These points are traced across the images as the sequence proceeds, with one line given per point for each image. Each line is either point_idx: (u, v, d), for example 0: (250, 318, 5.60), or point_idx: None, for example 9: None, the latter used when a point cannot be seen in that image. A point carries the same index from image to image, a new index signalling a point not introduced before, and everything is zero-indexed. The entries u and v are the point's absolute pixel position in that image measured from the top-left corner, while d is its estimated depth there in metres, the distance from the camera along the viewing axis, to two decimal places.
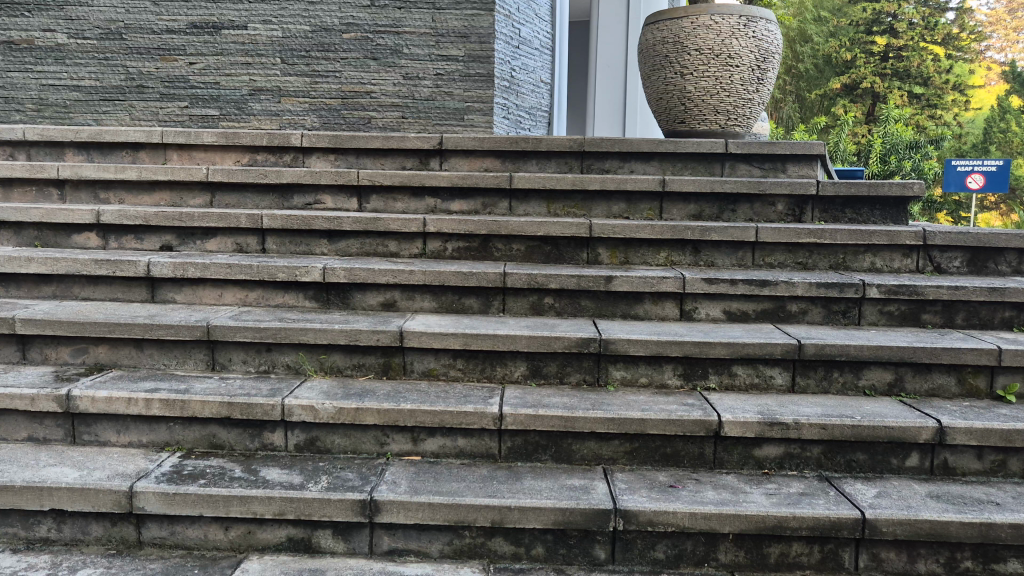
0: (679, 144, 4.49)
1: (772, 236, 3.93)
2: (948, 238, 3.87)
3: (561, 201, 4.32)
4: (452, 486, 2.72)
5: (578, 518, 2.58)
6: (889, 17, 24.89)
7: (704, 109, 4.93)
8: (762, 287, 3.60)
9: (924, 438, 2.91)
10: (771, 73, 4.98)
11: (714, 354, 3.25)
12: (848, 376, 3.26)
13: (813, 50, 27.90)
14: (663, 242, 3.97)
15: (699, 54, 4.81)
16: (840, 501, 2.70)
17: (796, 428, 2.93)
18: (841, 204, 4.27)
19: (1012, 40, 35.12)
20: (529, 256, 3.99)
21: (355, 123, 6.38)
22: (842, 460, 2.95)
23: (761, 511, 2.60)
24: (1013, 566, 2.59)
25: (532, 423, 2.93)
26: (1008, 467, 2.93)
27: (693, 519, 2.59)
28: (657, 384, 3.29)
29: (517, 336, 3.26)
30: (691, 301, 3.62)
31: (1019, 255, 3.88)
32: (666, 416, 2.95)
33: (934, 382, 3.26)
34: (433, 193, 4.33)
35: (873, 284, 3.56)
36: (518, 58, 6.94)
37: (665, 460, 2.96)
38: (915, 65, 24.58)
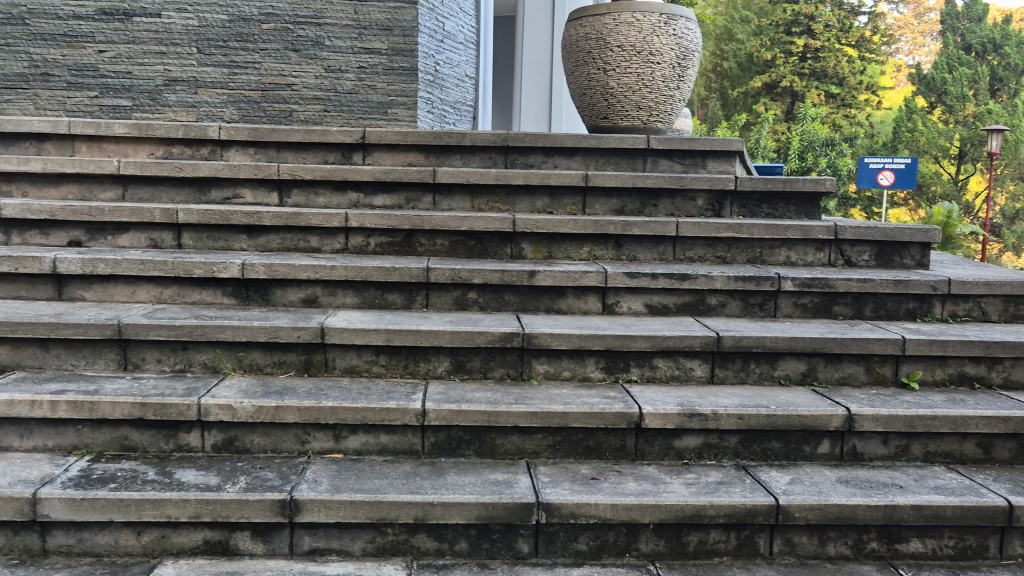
0: (602, 140, 4.54)
1: (692, 230, 4.00)
2: (858, 232, 4.01)
3: (484, 195, 4.32)
4: (374, 483, 2.69)
5: (502, 512, 2.59)
6: (807, 18, 25.57)
7: (627, 104, 4.98)
8: (682, 281, 3.66)
9: (835, 425, 3.02)
10: (691, 71, 5.07)
11: (635, 347, 3.30)
12: (764, 367, 3.35)
13: (736, 49, 28.55)
14: (586, 236, 4.01)
15: (622, 50, 4.87)
16: (756, 488, 2.78)
17: (714, 418, 3.00)
18: (758, 199, 4.39)
19: (919, 43, 36.70)
20: (453, 250, 3.98)
21: (276, 116, 6.25)
22: (758, 449, 3.03)
23: (680, 501, 2.66)
24: (915, 546, 2.73)
25: (455, 418, 2.93)
26: (911, 451, 3.07)
27: (614, 510, 2.63)
28: (580, 377, 3.32)
29: (440, 331, 3.24)
30: (614, 295, 3.67)
31: (922, 248, 4.07)
32: (588, 409, 2.98)
33: (845, 371, 3.37)
34: (356, 187, 4.27)
35: (788, 277, 3.66)
36: (442, 51, 6.90)
37: (588, 452, 2.99)
38: (831, 65, 25.39)
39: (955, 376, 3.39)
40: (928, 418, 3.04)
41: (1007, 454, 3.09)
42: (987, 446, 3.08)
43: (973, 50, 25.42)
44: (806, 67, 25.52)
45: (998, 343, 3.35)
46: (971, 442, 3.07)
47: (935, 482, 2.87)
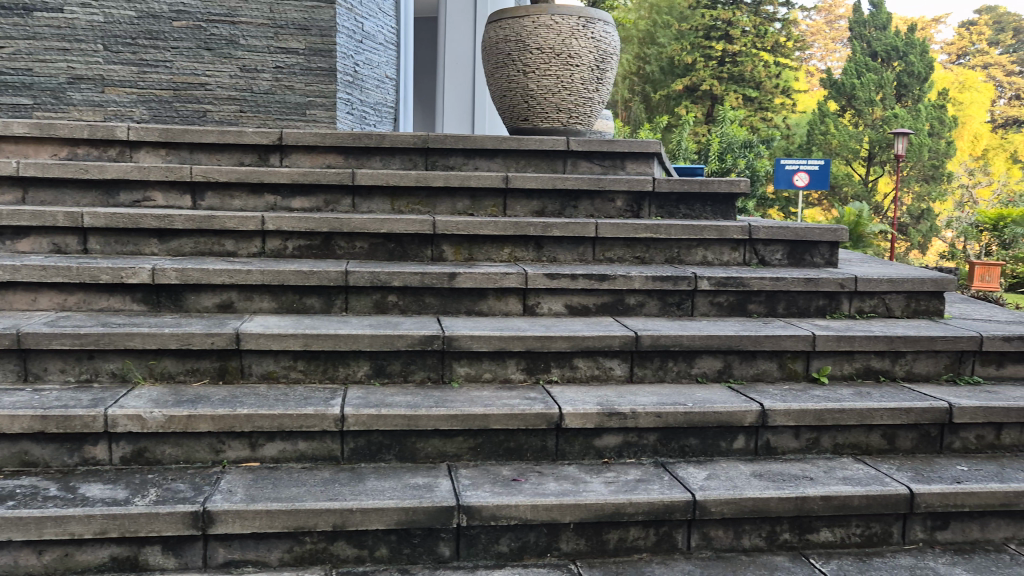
0: (522, 142, 4.56)
1: (611, 231, 4.05)
2: (770, 232, 4.13)
3: (405, 198, 4.27)
4: (292, 491, 2.64)
5: (422, 516, 2.57)
6: (724, 23, 25.87)
7: (547, 106, 5.01)
8: (601, 281, 3.70)
9: (749, 421, 3.10)
10: (610, 73, 5.14)
11: (555, 347, 3.32)
12: (682, 365, 3.41)
13: (658, 53, 29.06)
14: (507, 237, 4.01)
15: (541, 52, 4.89)
16: (673, 485, 2.83)
17: (633, 417, 3.04)
18: (675, 200, 4.48)
19: (830, 49, 38.05)
20: (373, 253, 3.93)
21: (189, 116, 6.08)
22: (676, 446, 3.09)
23: (599, 499, 2.69)
24: (825, 535, 2.82)
25: (375, 423, 2.89)
26: (821, 444, 3.18)
27: (535, 511, 2.64)
28: (501, 378, 3.32)
29: (359, 335, 3.20)
30: (534, 296, 3.68)
31: (831, 247, 4.21)
32: (508, 411, 2.98)
33: (759, 368, 3.46)
34: (272, 190, 4.18)
35: (704, 277, 3.74)
36: (362, 52, 6.82)
37: (509, 454, 3.00)
38: (749, 69, 25.85)
39: (862, 370, 3.52)
40: (836, 411, 3.14)
41: (909, 444, 3.23)
42: (891, 437, 3.21)
43: (879, 56, 25.98)
44: (725, 71, 26.13)
45: (900, 337, 3.50)
46: (876, 433, 3.20)
47: (843, 473, 2.98)
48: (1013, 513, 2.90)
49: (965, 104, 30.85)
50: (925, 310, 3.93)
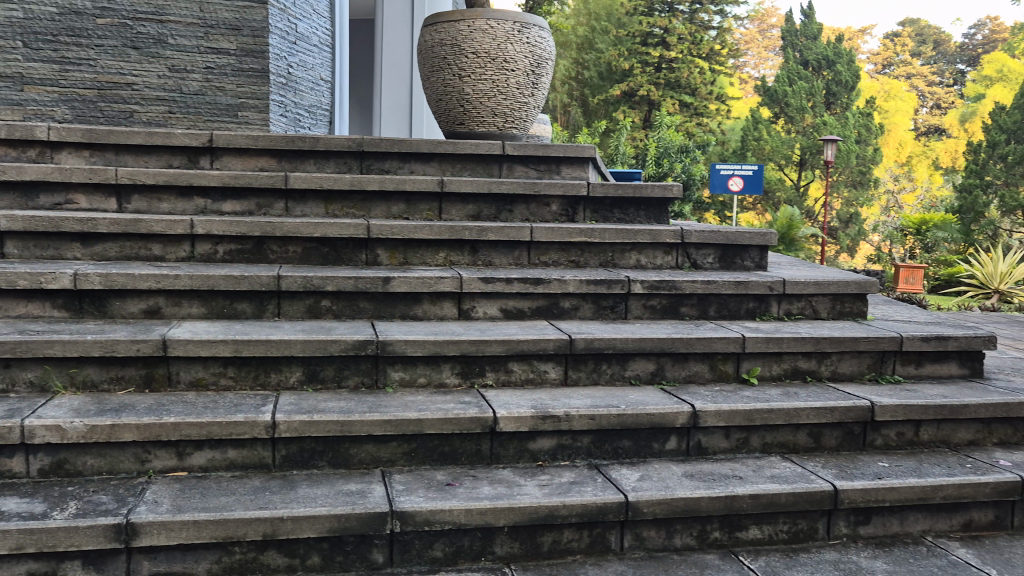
0: (458, 146, 4.57)
1: (546, 235, 4.07)
2: (702, 236, 4.21)
3: (339, 201, 4.23)
4: (220, 500, 2.58)
5: (355, 523, 2.54)
6: (660, 29, 26.29)
7: (483, 111, 5.02)
8: (536, 285, 3.72)
9: (681, 422, 3.15)
10: (545, 78, 5.18)
11: (490, 351, 3.32)
12: (615, 368, 3.46)
13: (597, 58, 29.35)
14: (442, 241, 4.00)
15: (476, 57, 4.90)
16: (606, 486, 2.86)
17: (567, 420, 3.06)
18: (609, 204, 4.54)
19: (763, 57, 38.99)
20: (306, 258, 3.86)
21: (114, 117, 5.91)
22: (610, 448, 3.12)
23: (533, 502, 2.70)
24: (753, 533, 2.89)
25: (307, 429, 2.85)
26: (750, 443, 3.25)
27: (469, 515, 2.64)
28: (436, 383, 3.31)
29: (291, 340, 3.15)
30: (469, 300, 3.68)
31: (761, 251, 4.31)
32: (443, 415, 2.97)
33: (691, 369, 3.52)
34: (202, 193, 4.09)
35: (637, 280, 3.80)
36: (295, 53, 6.73)
37: (443, 458, 2.99)
38: (684, 75, 26.33)
39: (790, 370, 3.61)
40: (765, 411, 3.22)
41: (834, 442, 3.32)
42: (817, 435, 3.30)
43: (810, 65, 25.96)
44: (661, 77, 26.49)
45: (826, 338, 3.61)
46: (803, 432, 3.29)
47: (771, 472, 3.05)
48: (930, 506, 3.01)
49: (891, 112, 31.90)
50: (850, 311, 4.06)
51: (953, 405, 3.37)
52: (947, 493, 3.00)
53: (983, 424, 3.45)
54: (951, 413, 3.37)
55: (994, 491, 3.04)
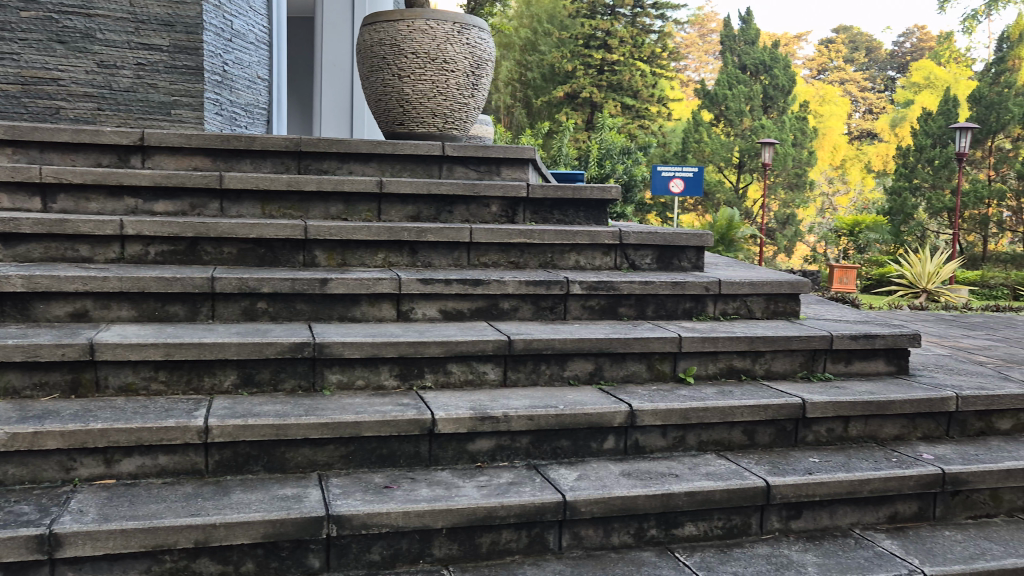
0: (398, 146, 4.54)
1: (486, 236, 4.08)
2: (641, 237, 4.27)
3: (276, 202, 4.16)
4: (150, 508, 2.52)
5: (290, 528, 2.50)
6: (601, 32, 26.52)
7: (423, 111, 5.00)
8: (475, 286, 3.72)
9: (618, 422, 3.18)
10: (485, 79, 5.18)
11: (428, 353, 3.31)
12: (554, 369, 3.48)
13: (540, 60, 29.46)
14: (381, 242, 3.97)
15: (416, 57, 4.88)
16: (544, 486, 2.87)
17: (505, 421, 3.07)
18: (549, 205, 4.58)
19: (704, 61, 39.68)
20: (242, 259, 3.79)
21: (40, 113, 5.72)
22: (548, 448, 3.14)
23: (471, 503, 2.70)
24: (689, 530, 2.93)
25: (241, 433, 2.80)
26: (686, 442, 3.30)
27: (407, 518, 2.62)
28: (374, 385, 3.28)
29: (226, 343, 3.09)
30: (408, 302, 3.66)
31: (698, 251, 4.39)
32: (381, 417, 2.95)
33: (629, 369, 3.56)
34: (133, 192, 3.99)
35: (576, 281, 3.83)
36: (231, 51, 6.61)
37: (381, 461, 2.97)
38: (626, 78, 26.59)
39: (725, 369, 3.68)
40: (701, 410, 3.27)
41: (767, 439, 3.40)
42: (751, 432, 3.37)
43: (748, 69, 26.29)
44: (604, 79, 26.69)
45: (760, 338, 3.69)
46: (737, 430, 3.35)
47: (707, 469, 3.10)
48: (858, 500, 3.10)
49: (826, 116, 32.73)
50: (783, 311, 4.15)
51: (880, 401, 3.48)
52: (874, 486, 3.09)
53: (908, 419, 3.56)
54: (878, 409, 3.47)
55: (918, 484, 3.14)
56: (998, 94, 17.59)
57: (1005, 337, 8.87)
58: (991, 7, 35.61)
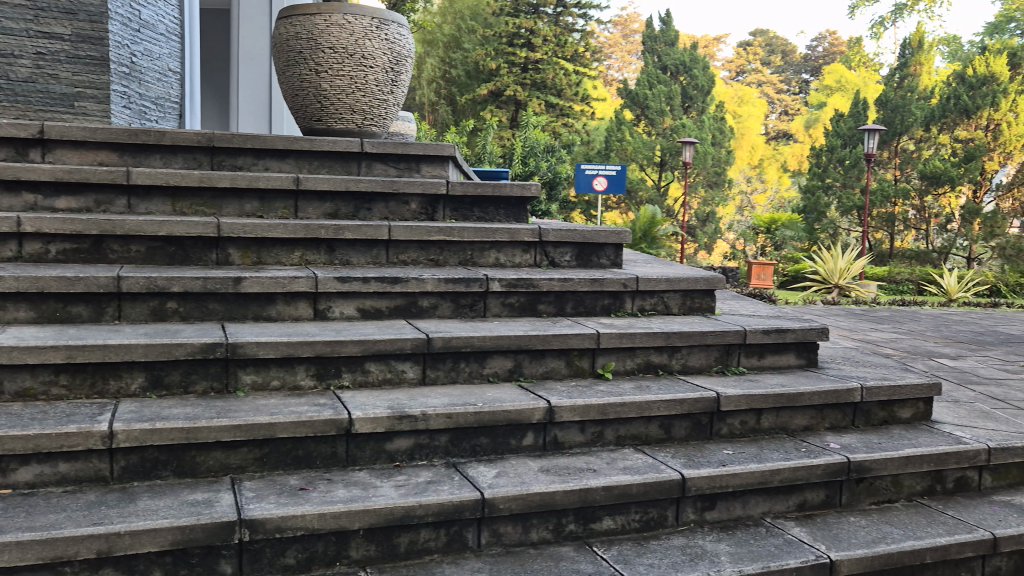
0: (315, 142, 4.47)
1: (405, 234, 4.05)
2: (560, 235, 4.31)
3: (187, 199, 4.04)
4: (49, 518, 2.41)
5: (200, 534, 2.42)
6: (525, 31, 26.59)
7: (341, 107, 4.93)
8: (393, 284, 3.69)
9: (537, 418, 3.20)
10: (404, 76, 5.15)
11: (346, 352, 3.26)
12: (473, 366, 3.47)
13: (464, 57, 29.40)
14: (297, 240, 3.89)
15: (333, 52, 4.80)
16: (463, 484, 2.87)
17: (424, 419, 3.05)
18: (469, 203, 4.59)
19: (626, 61, 40.29)
20: (151, 258, 3.67)
21: None
22: (467, 446, 3.14)
23: (389, 503, 2.67)
24: (607, 523, 2.97)
25: (149, 438, 2.70)
26: (605, 437, 3.34)
27: (322, 520, 2.57)
28: (290, 385, 3.22)
29: (132, 345, 2.98)
30: (325, 301, 3.60)
31: (616, 249, 4.48)
32: (296, 418, 2.89)
33: (548, 366, 3.59)
34: (32, 188, 3.81)
35: (495, 278, 3.83)
36: (139, 42, 6.39)
37: (297, 463, 2.91)
38: (549, 77, 26.67)
39: (643, 364, 3.74)
40: (618, 405, 3.31)
41: (684, 432, 3.46)
42: (667, 426, 3.43)
43: (668, 69, 26.57)
44: (528, 78, 26.63)
45: (676, 333, 3.76)
46: (654, 424, 3.41)
47: (624, 463, 3.15)
48: (769, 490, 3.19)
49: (744, 117, 33.59)
50: (699, 307, 4.25)
51: (790, 393, 3.59)
52: (784, 476, 3.19)
53: (817, 410, 3.69)
54: (788, 401, 3.58)
55: (825, 472, 3.25)
56: (902, 97, 18.37)
57: (909, 330, 9.27)
58: (897, 13, 37.12)
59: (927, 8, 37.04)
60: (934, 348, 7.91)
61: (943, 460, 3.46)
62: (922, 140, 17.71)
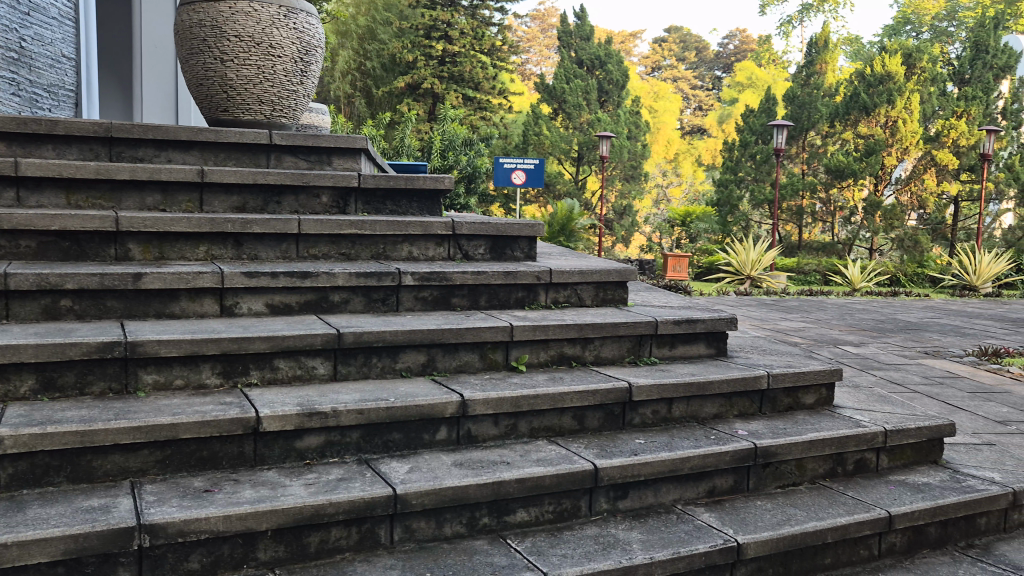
0: (221, 134, 4.34)
1: (315, 228, 3.98)
2: (473, 227, 4.32)
3: (83, 192, 3.86)
4: None
5: (95, 542, 2.31)
6: (443, 24, 26.38)
7: (249, 98, 4.80)
8: (303, 279, 3.62)
9: (450, 412, 3.18)
10: (314, 66, 5.05)
11: (253, 349, 3.18)
12: (386, 361, 3.43)
13: (381, 50, 29.04)
14: (202, 235, 3.77)
15: (239, 40, 4.67)
16: (375, 481, 2.83)
17: (334, 415, 3.00)
18: (382, 196, 4.54)
19: (544, 55, 40.58)
20: (43, 253, 3.49)
21: None
22: (379, 441, 3.10)
23: (298, 503, 2.61)
24: (521, 515, 2.98)
25: (39, 443, 2.58)
26: (518, 429, 3.35)
27: (227, 522, 2.49)
28: (194, 384, 3.12)
29: (21, 345, 2.83)
30: (232, 296, 3.50)
31: (530, 242, 4.52)
32: (200, 418, 2.79)
33: (461, 359, 3.57)
34: None
35: (408, 272, 3.79)
36: (29, 26, 6.09)
37: (202, 464, 2.82)
38: (468, 70, 26.50)
39: (556, 356, 3.77)
40: (531, 397, 3.32)
41: (596, 423, 3.50)
42: (580, 418, 3.47)
43: (584, 64, 26.50)
44: (445, 70, 26.57)
45: (588, 325, 3.80)
46: (567, 415, 3.44)
47: (537, 455, 3.16)
48: (679, 477, 3.25)
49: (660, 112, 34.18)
50: (612, 299, 4.32)
51: (699, 382, 3.67)
52: (693, 463, 3.25)
53: (725, 398, 3.78)
54: (698, 389, 3.66)
55: (733, 458, 3.34)
56: (808, 93, 19.04)
57: (815, 319, 9.63)
58: (803, 13, 38.38)
59: (832, 9, 38.48)
60: (838, 336, 8.24)
61: (843, 443, 3.59)
62: (828, 135, 18.36)
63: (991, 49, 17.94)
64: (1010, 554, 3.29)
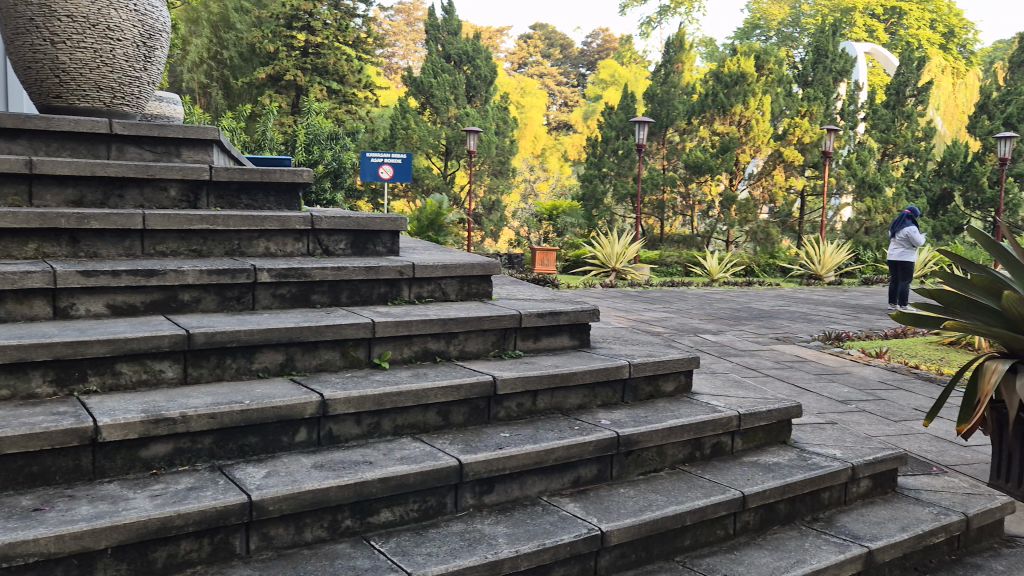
0: (52, 122, 4.01)
1: (161, 222, 3.75)
2: (332, 222, 4.21)
3: None
4: None
5: None
6: (305, 14, 25.55)
7: (85, 84, 4.48)
8: (149, 277, 3.40)
9: (309, 413, 3.07)
10: (158, 51, 4.77)
11: (91, 353, 2.95)
12: (241, 362, 3.27)
13: (239, 40, 27.90)
14: (32, 231, 3.49)
15: (72, 21, 4.34)
16: (228, 488, 2.68)
17: (184, 421, 2.83)
18: (236, 188, 4.34)
19: (411, 49, 40.24)
20: None
21: None
22: (234, 446, 2.95)
23: (142, 516, 2.43)
24: (385, 515, 2.91)
25: None
26: (381, 427, 3.27)
27: (60, 542, 2.29)
28: (23, 394, 2.86)
29: None
30: (67, 297, 3.25)
31: (392, 237, 4.44)
32: (28, 431, 2.57)
33: (321, 358, 3.46)
34: None
35: (263, 268, 3.64)
36: None
37: (31, 480, 2.60)
38: (332, 62, 25.82)
39: (420, 352, 3.71)
40: (394, 394, 3.26)
41: (462, 418, 3.47)
42: (445, 413, 3.43)
43: (452, 59, 26.47)
44: (308, 62, 25.64)
45: (452, 320, 3.76)
46: (432, 411, 3.39)
47: (401, 453, 3.10)
48: (544, 469, 3.27)
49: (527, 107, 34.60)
50: (476, 292, 4.29)
51: (563, 373, 3.71)
52: (558, 454, 3.28)
53: (589, 389, 3.84)
54: (561, 381, 3.70)
55: (597, 448, 3.39)
56: (667, 92, 19.72)
57: (676, 309, 9.98)
58: (662, 14, 39.78)
59: (688, 11, 40.11)
60: (698, 325, 8.56)
61: (700, 428, 3.71)
62: (686, 133, 19.11)
63: (830, 54, 19.20)
64: (850, 524, 3.50)
